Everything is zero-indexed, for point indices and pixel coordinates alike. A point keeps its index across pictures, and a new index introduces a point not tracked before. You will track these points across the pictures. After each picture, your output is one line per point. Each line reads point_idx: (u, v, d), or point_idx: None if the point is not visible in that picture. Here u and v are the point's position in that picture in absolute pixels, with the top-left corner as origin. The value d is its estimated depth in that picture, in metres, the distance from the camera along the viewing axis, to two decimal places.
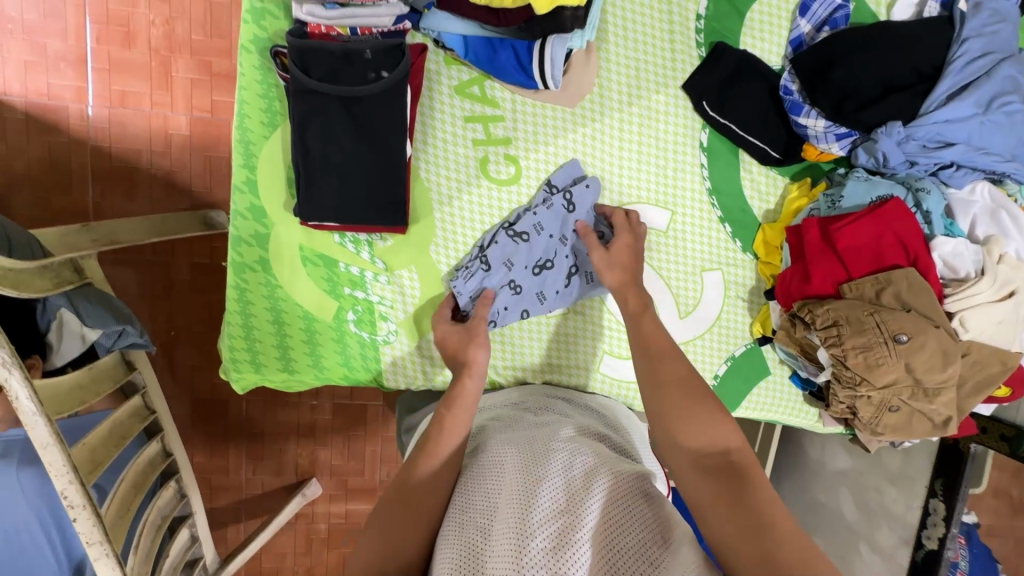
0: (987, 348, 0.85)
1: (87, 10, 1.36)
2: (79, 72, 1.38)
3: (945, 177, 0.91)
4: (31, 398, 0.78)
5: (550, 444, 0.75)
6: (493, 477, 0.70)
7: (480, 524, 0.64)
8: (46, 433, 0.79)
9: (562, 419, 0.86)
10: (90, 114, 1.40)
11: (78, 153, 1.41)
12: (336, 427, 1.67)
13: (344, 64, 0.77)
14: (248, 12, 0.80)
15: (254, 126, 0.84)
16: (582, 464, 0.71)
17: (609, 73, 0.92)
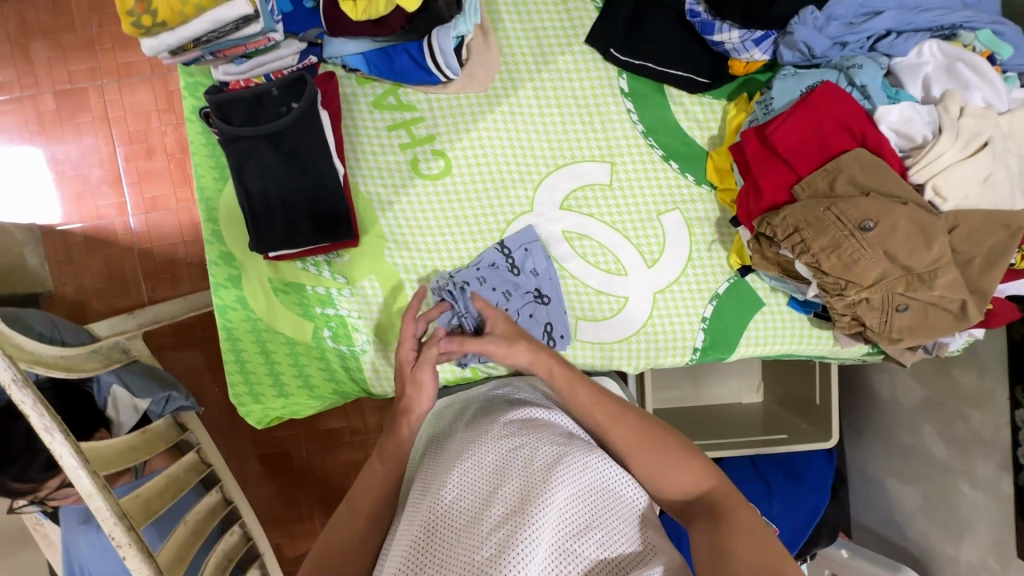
0: (979, 214, 0.76)
1: (113, 137, 1.59)
2: (117, 190, 1.60)
3: (885, 49, 0.83)
4: (73, 453, 0.87)
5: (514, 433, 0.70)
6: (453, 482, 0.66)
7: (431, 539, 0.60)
8: (90, 482, 0.88)
9: (536, 405, 0.80)
10: (132, 223, 1.61)
11: (128, 258, 1.63)
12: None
13: (258, 106, 0.87)
14: (184, 89, 0.92)
15: (209, 184, 0.95)
16: (543, 453, 0.66)
17: (511, 48, 0.95)
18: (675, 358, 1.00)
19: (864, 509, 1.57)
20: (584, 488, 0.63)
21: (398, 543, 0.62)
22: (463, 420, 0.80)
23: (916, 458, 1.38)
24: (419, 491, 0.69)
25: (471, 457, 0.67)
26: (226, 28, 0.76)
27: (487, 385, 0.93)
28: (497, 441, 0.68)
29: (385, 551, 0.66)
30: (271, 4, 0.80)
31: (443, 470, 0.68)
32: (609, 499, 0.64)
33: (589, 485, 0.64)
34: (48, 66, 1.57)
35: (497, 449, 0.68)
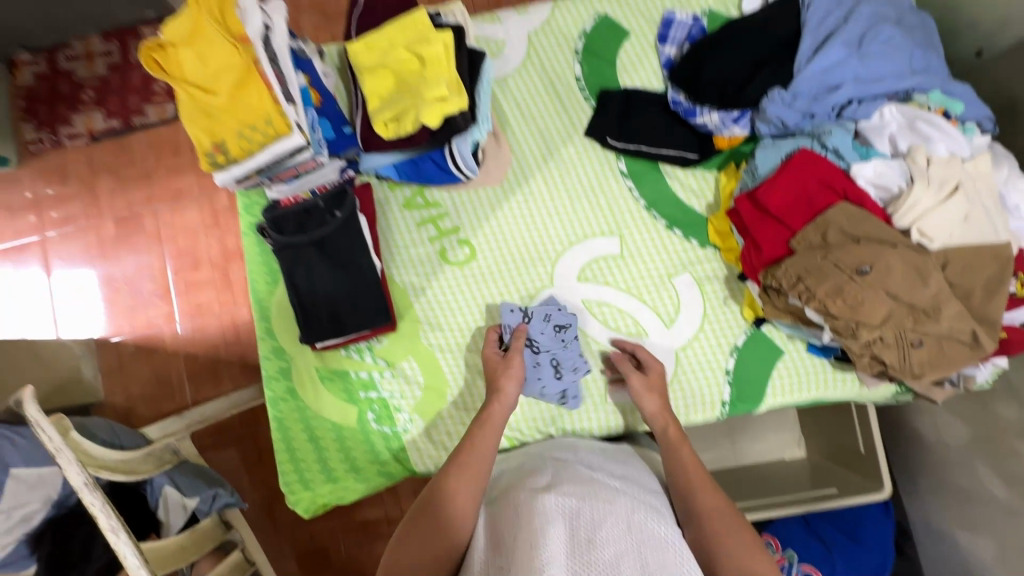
0: (968, 249, 0.82)
1: (164, 254, 1.77)
2: (166, 301, 1.75)
3: (850, 114, 0.93)
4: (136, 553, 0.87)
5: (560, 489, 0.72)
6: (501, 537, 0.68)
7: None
8: None
9: (579, 465, 0.82)
10: (179, 330, 1.74)
11: (175, 362, 1.74)
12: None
13: (307, 217, 1.00)
14: (241, 208, 1.06)
15: (262, 287, 1.06)
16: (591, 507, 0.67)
17: (519, 147, 1.08)
18: (706, 413, 1.03)
19: (937, 565, 1.46)
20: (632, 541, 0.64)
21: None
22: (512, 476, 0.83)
23: (978, 502, 1.32)
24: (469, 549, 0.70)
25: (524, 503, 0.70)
26: (283, 156, 0.89)
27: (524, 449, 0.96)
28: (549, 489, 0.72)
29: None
30: (319, 132, 0.96)
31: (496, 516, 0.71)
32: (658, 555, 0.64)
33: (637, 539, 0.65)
34: (111, 198, 1.78)
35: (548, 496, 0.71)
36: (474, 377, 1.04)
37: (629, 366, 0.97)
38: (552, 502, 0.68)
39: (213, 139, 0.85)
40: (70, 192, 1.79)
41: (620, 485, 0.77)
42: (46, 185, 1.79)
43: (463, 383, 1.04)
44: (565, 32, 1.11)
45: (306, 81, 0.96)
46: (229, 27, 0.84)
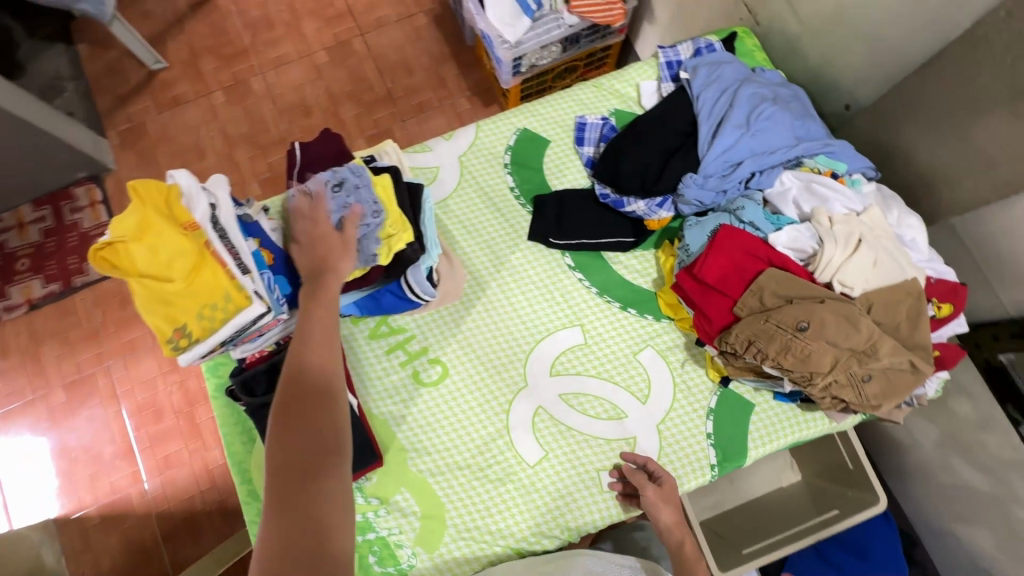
0: (885, 289, 0.92)
1: (123, 411, 1.69)
2: (130, 461, 1.66)
3: (756, 184, 1.05)
4: None
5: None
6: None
7: None
8: None
9: None
10: (147, 488, 1.64)
11: (146, 525, 1.62)
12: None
13: (276, 373, 1.00)
14: (207, 371, 1.06)
15: (238, 448, 1.05)
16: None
17: (470, 260, 1.14)
18: (698, 480, 1.05)
19: (947, 562, 1.51)
20: None
21: None
22: None
23: (963, 495, 1.39)
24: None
25: None
26: (245, 326, 0.90)
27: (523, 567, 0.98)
28: None
29: None
30: (276, 291, 0.98)
31: None
32: None
33: None
34: (58, 363, 1.71)
35: None
36: (469, 495, 1.04)
37: (643, 478, 0.99)
38: None
39: (173, 325, 0.86)
40: (11, 365, 1.71)
41: None
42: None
43: (460, 504, 1.03)
44: (492, 150, 1.21)
45: (258, 244, 1.00)
46: (178, 218, 0.87)
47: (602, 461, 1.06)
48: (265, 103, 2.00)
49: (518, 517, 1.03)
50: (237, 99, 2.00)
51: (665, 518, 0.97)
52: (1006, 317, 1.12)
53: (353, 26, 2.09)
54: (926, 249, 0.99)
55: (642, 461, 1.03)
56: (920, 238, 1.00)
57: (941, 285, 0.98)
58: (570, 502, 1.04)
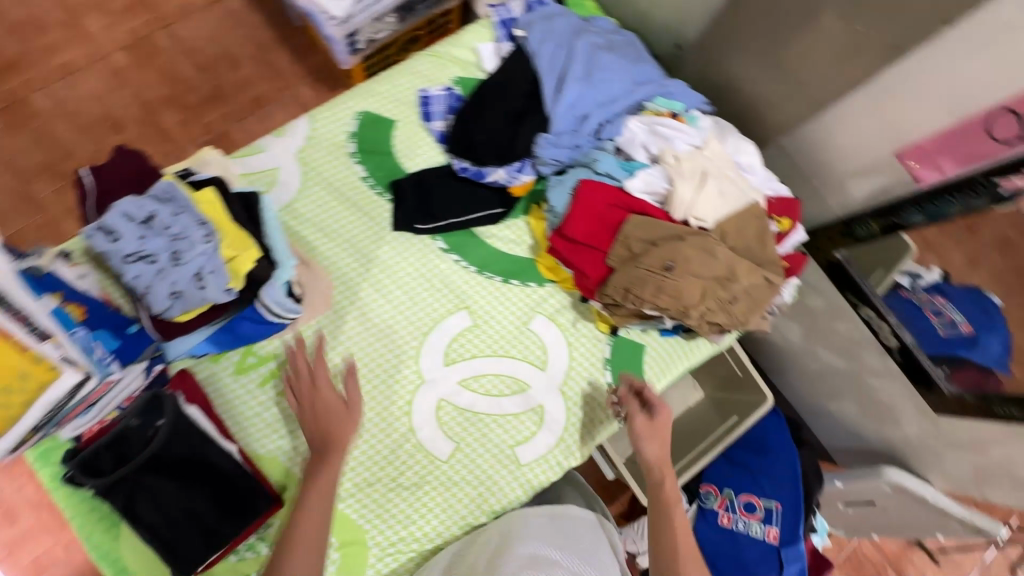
0: (734, 215, 0.97)
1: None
2: None
3: (606, 134, 1.05)
4: None
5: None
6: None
7: None
8: None
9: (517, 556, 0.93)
10: None
11: None
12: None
13: (123, 443, 0.85)
14: (35, 461, 0.88)
15: (100, 536, 0.88)
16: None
17: (334, 265, 1.05)
18: (607, 430, 1.09)
19: (829, 433, 1.74)
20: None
21: None
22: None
23: (829, 375, 1.59)
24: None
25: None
26: (62, 403, 0.76)
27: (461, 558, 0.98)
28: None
29: None
30: (99, 350, 0.80)
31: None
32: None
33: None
34: None
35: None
36: (385, 508, 0.98)
37: (635, 408, 1.03)
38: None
39: None
40: None
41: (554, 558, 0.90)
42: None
43: (379, 520, 0.98)
44: (332, 140, 1.10)
45: (60, 299, 0.80)
46: None
47: (515, 437, 1.05)
48: (58, 123, 1.67)
49: (443, 514, 1.00)
50: (19, 124, 1.65)
51: (651, 451, 1.02)
52: (835, 217, 1.23)
53: (149, 17, 1.79)
54: (762, 171, 1.07)
55: (639, 384, 1.05)
56: (757, 162, 1.07)
57: (779, 202, 1.06)
58: (491, 485, 1.02)
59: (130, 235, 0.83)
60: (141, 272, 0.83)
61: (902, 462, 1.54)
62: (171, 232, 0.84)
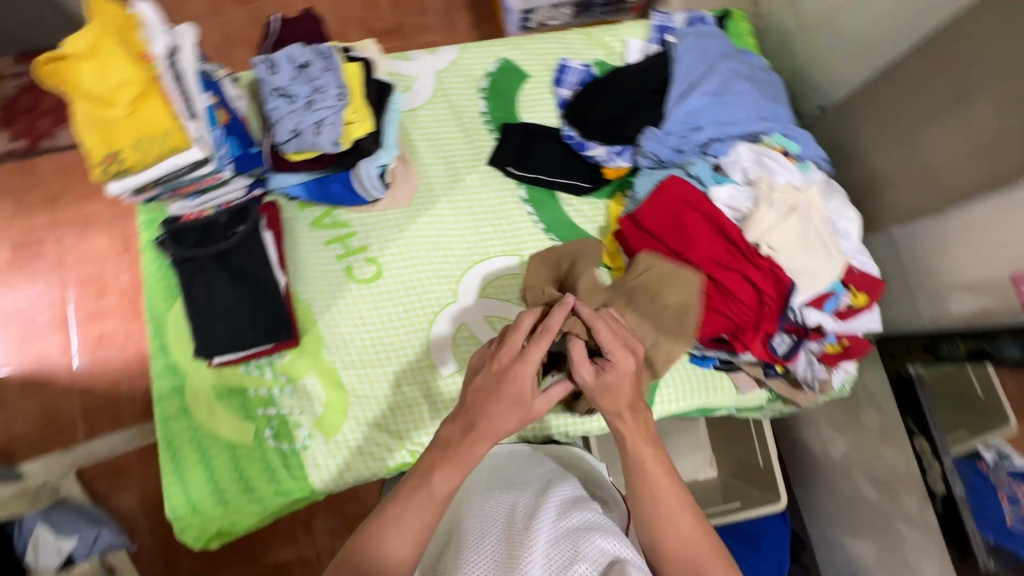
0: (808, 258, 0.94)
1: (69, 289, 1.63)
2: (64, 332, 1.61)
3: (714, 151, 1.07)
4: None
5: (549, 494, 0.78)
6: (485, 516, 0.76)
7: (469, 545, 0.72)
8: None
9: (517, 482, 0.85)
10: (77, 363, 1.59)
11: (67, 397, 1.57)
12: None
13: (208, 232, 1.00)
14: (142, 225, 1.04)
15: (159, 303, 1.04)
16: (569, 519, 0.72)
17: (426, 172, 1.15)
18: (602, 423, 1.09)
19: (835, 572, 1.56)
20: (564, 527, 0.71)
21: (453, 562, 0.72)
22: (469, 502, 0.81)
23: (858, 506, 1.44)
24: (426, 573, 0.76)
25: (486, 515, 0.76)
26: (182, 170, 0.91)
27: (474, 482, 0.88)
28: (503, 502, 0.77)
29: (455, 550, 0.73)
30: (224, 150, 0.98)
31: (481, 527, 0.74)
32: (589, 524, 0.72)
33: (569, 523, 0.72)
34: (9, 223, 1.67)
35: (506, 506, 0.77)
36: (376, 392, 1.05)
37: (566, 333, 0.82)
38: (502, 501, 0.78)
39: (108, 149, 0.85)
40: None
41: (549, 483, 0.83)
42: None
43: (368, 401, 1.05)
44: (471, 72, 1.21)
45: (215, 101, 1.00)
46: (130, 44, 0.86)
47: None
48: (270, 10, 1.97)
49: (424, 423, 1.05)
50: None
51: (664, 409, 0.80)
52: (921, 329, 1.16)
53: None
54: (855, 239, 1.03)
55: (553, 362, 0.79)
56: (854, 228, 1.03)
57: (863, 276, 1.01)
58: None
59: (287, 73, 1.01)
60: (279, 106, 1.00)
61: None
62: (318, 83, 1.00)
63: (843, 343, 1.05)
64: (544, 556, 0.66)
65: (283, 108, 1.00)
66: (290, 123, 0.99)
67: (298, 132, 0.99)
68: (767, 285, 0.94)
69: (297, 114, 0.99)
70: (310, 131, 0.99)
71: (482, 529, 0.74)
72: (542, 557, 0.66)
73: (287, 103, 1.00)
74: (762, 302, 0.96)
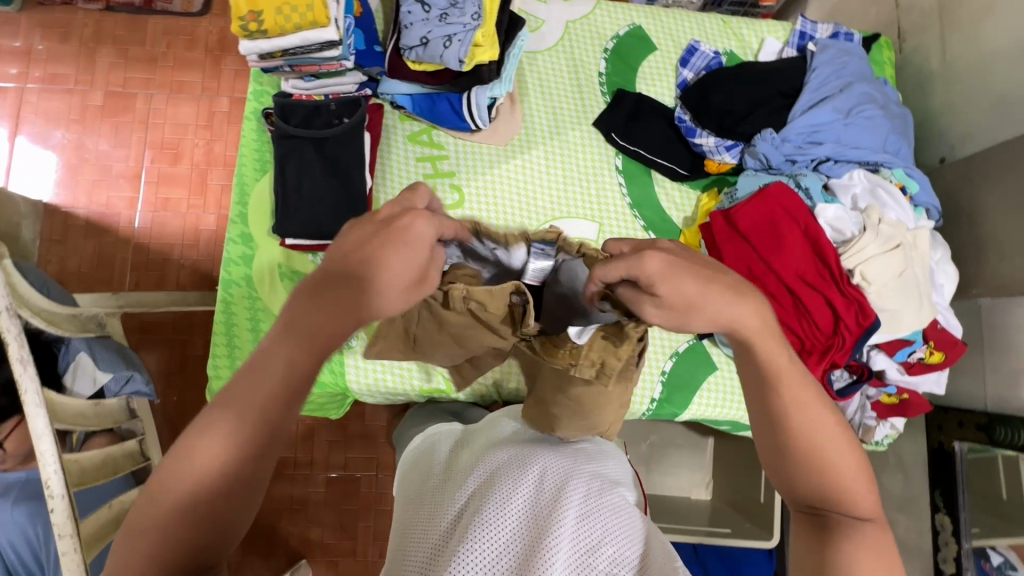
0: (898, 300, 0.91)
1: (147, 147, 1.66)
2: (133, 186, 1.64)
3: (826, 170, 1.04)
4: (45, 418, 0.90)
5: (578, 466, 0.72)
6: (517, 464, 0.68)
7: (494, 487, 0.64)
8: (51, 456, 0.89)
9: (547, 443, 0.78)
10: (138, 219, 1.63)
11: (122, 248, 1.62)
12: (329, 502, 1.53)
13: (314, 114, 1.02)
14: (250, 93, 1.07)
15: (248, 173, 1.06)
16: (604, 500, 0.66)
17: (530, 117, 1.14)
18: (635, 407, 1.08)
19: None
20: (598, 507, 0.65)
21: (470, 498, 0.64)
22: (496, 446, 0.74)
23: None
24: (431, 501, 0.67)
25: (517, 462, 0.68)
26: (311, 47, 0.91)
27: (501, 430, 0.81)
28: (538, 456, 0.70)
29: (478, 490, 0.65)
30: (351, 40, 0.99)
31: (512, 471, 0.67)
32: (619, 516, 0.66)
33: (602, 505, 0.65)
34: (107, 70, 1.67)
35: (540, 461, 0.70)
36: None
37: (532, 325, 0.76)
38: (535, 456, 0.71)
39: (251, 6, 0.87)
40: (64, 50, 1.66)
41: (580, 455, 0.76)
42: (41, 39, 1.66)
43: None
44: (599, 30, 1.19)
45: None
46: None
47: None
48: None
49: None
50: None
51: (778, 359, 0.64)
52: (980, 408, 1.13)
53: None
54: (948, 295, 1.00)
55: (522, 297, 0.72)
56: (949, 284, 1.00)
57: (945, 334, 0.97)
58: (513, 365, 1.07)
59: None
60: (413, 11, 1.00)
61: None
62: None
63: (900, 396, 1.02)
64: (575, 531, 0.60)
65: (417, 14, 0.99)
66: (421, 31, 0.99)
67: (426, 40, 0.99)
68: (848, 316, 0.91)
69: (431, 23, 0.99)
70: (439, 42, 0.98)
71: (512, 474, 0.66)
72: (573, 532, 0.60)
73: (422, 10, 0.99)
74: (837, 332, 0.93)
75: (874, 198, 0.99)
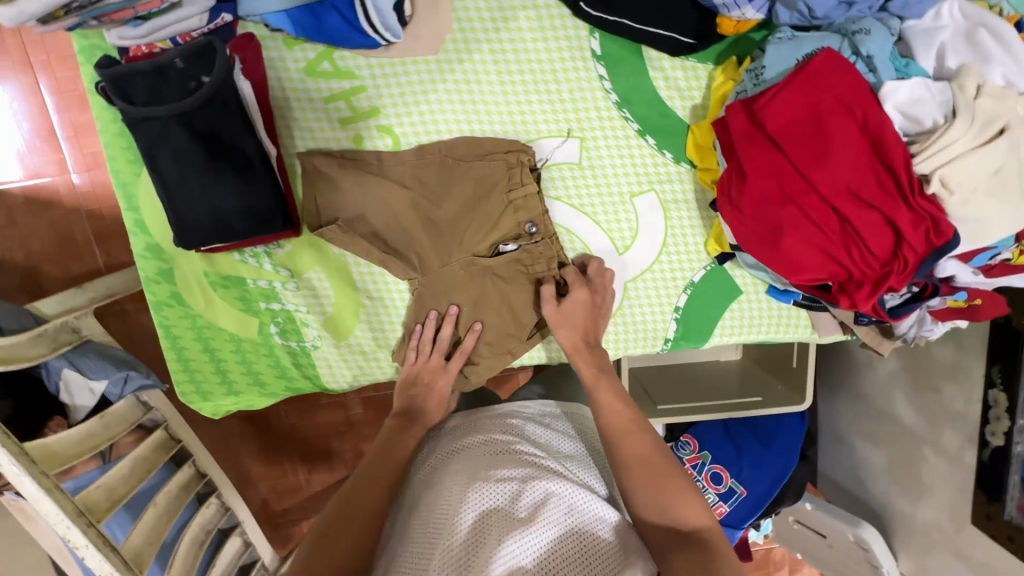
0: (991, 207, 0.67)
1: (43, 85, 1.22)
2: (53, 145, 1.25)
3: (897, 9, 0.72)
4: (36, 485, 0.84)
5: (550, 472, 0.66)
6: (480, 479, 0.63)
7: (453, 514, 0.60)
8: (59, 512, 0.86)
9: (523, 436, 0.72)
10: (78, 180, 1.28)
11: (78, 219, 1.30)
12: (370, 420, 1.55)
13: (162, 82, 0.73)
14: (80, 56, 0.78)
15: (124, 168, 0.83)
16: (575, 515, 0.61)
17: (463, 2, 0.80)
18: (646, 347, 0.96)
19: (829, 460, 1.53)
20: (569, 526, 0.60)
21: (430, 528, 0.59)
22: (465, 451, 0.69)
23: (883, 423, 1.32)
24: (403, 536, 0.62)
25: (482, 476, 0.63)
26: None
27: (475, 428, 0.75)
28: (507, 466, 0.65)
29: (436, 520, 0.60)
30: None
31: (473, 487, 0.62)
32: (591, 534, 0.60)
33: (574, 522, 0.60)
34: None
35: (509, 471, 0.64)
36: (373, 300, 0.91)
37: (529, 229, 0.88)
38: (502, 466, 0.65)
39: None
40: None
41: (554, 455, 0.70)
42: None
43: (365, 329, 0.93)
44: None
45: None
46: None
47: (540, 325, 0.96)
48: None
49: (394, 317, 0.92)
50: None
51: None
52: None
53: None
54: None
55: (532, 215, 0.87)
56: None
57: None
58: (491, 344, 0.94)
59: None
60: None
61: (883, 528, 1.39)
62: None
63: (970, 301, 0.84)
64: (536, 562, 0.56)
65: None
66: None
67: None
68: (916, 237, 0.69)
69: None
70: None
71: (475, 492, 0.61)
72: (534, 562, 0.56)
73: None
74: (894, 255, 0.72)
75: (971, 47, 0.69)
